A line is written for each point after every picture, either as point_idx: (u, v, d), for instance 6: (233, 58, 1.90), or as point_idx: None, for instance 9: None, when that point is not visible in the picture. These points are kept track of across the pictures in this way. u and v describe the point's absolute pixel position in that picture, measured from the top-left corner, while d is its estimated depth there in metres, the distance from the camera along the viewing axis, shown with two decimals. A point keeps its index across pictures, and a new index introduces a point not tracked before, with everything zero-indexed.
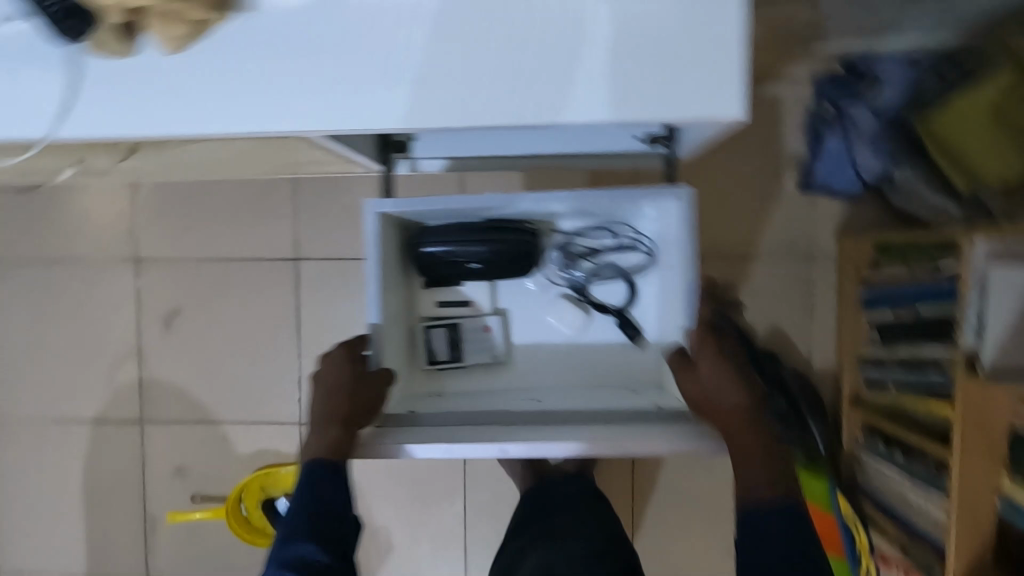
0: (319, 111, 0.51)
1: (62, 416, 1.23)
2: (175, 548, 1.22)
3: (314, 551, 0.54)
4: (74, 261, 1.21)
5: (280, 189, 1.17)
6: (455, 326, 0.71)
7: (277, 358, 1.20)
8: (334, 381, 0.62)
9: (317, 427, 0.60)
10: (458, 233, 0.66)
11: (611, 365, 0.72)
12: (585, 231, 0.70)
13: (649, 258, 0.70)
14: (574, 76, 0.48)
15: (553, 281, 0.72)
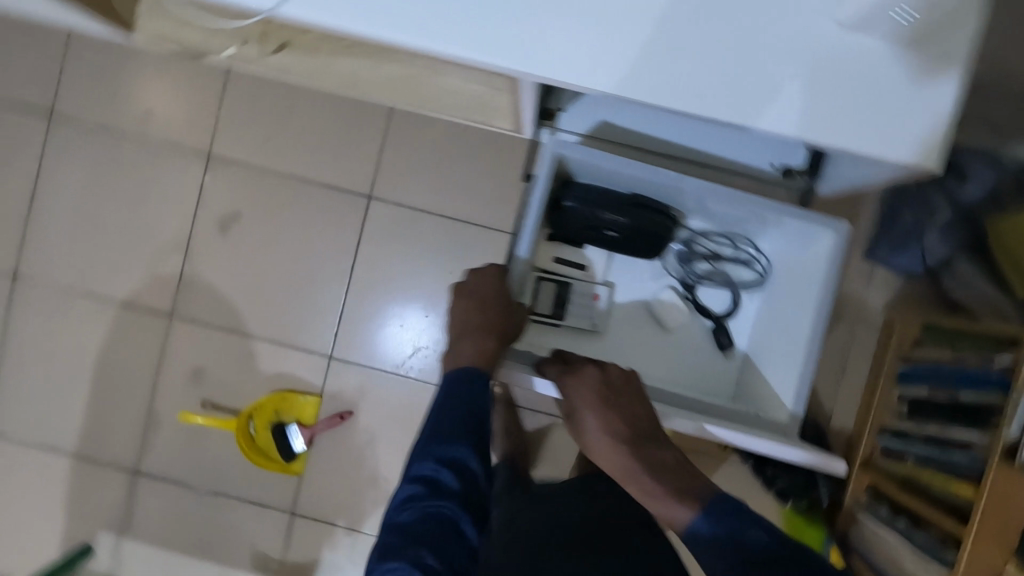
0: (538, 56, 0.53)
1: (92, 289, 1.20)
2: (172, 448, 1.21)
3: (466, 453, 0.59)
4: (148, 140, 1.20)
5: (372, 125, 1.18)
6: (567, 286, 0.74)
7: (325, 287, 1.20)
8: (489, 296, 0.68)
9: (472, 333, 0.65)
10: (609, 198, 0.69)
11: (696, 365, 0.76)
12: (711, 235, 0.75)
13: (760, 278, 0.75)
14: (782, 90, 0.53)
15: (666, 270, 0.76)
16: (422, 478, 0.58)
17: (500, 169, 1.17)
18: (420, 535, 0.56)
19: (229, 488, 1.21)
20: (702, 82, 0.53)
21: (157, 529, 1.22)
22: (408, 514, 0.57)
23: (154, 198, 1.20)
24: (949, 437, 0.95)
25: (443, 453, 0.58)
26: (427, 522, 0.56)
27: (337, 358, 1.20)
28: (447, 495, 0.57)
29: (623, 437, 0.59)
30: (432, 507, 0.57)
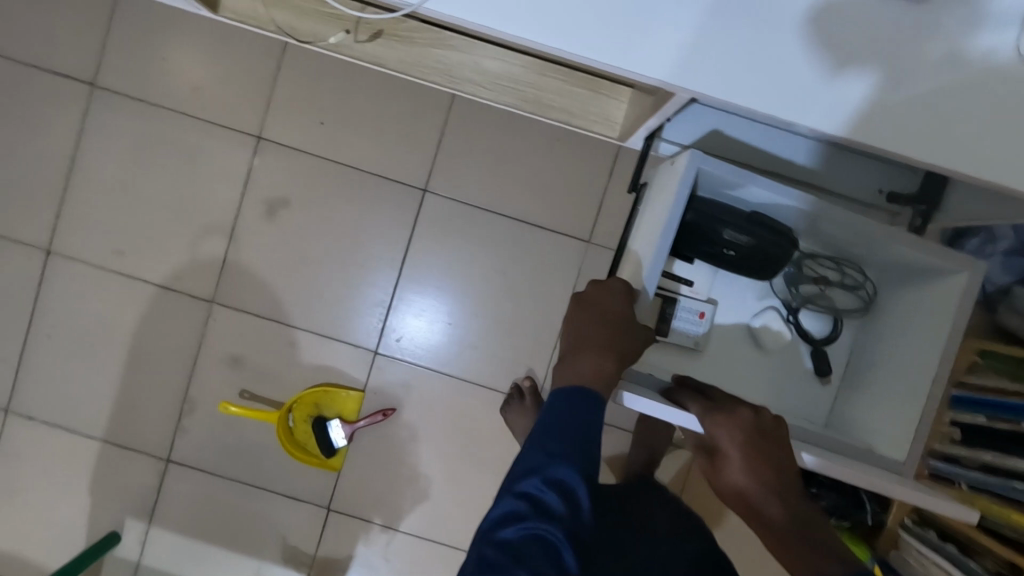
0: (606, 43, 0.56)
1: (129, 269, 1.16)
2: (207, 437, 1.17)
3: (572, 479, 0.62)
4: (194, 117, 1.15)
5: (432, 116, 1.14)
6: (673, 300, 0.77)
7: (372, 280, 1.16)
8: (615, 315, 0.71)
9: (595, 352, 0.68)
10: (734, 218, 0.72)
11: (792, 387, 0.82)
12: (821, 257, 0.82)
13: (863, 307, 0.82)
14: (819, 91, 0.57)
15: (772, 291, 0.82)
16: (529, 495, 0.61)
17: (560, 170, 1.14)
18: (522, 553, 0.58)
19: (262, 481, 1.18)
20: (789, 85, 0.57)
21: (186, 519, 1.18)
22: (511, 531, 0.59)
23: (198, 178, 1.15)
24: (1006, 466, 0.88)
25: (552, 475, 0.62)
26: (527, 540, 0.58)
27: (382, 354, 1.16)
28: (551, 517, 0.60)
29: (768, 491, 0.59)
30: (534, 527, 0.59)
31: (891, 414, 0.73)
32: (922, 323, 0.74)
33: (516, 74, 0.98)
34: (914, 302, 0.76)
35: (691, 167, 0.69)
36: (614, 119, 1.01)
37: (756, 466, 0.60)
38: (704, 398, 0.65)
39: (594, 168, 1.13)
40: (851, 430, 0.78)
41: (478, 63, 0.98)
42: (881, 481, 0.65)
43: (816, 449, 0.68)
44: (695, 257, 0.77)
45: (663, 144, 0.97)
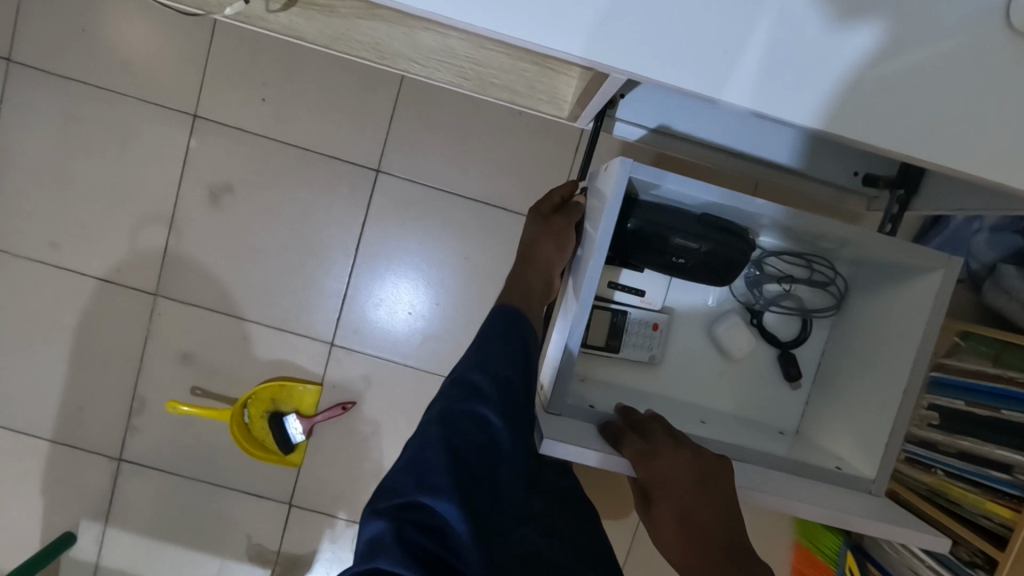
0: (514, 15, 0.50)
1: (64, 262, 1.08)
2: (160, 436, 1.12)
3: (513, 370, 0.63)
4: (123, 94, 1.05)
5: (382, 90, 1.05)
6: (622, 315, 0.77)
7: (326, 271, 1.09)
8: (535, 236, 0.80)
9: (525, 268, 0.78)
10: (684, 225, 0.69)
11: (759, 398, 0.80)
12: (784, 255, 0.79)
13: (834, 305, 0.80)
14: (740, 62, 0.51)
15: (734, 295, 0.81)
16: (470, 382, 0.62)
17: (522, 148, 1.07)
18: (456, 433, 0.59)
19: (221, 479, 1.13)
20: (726, 59, 0.51)
21: (145, 519, 1.14)
22: (451, 413, 0.60)
23: (133, 161, 1.07)
24: (983, 453, 0.83)
25: (495, 367, 0.63)
26: (462, 419, 0.60)
27: (339, 345, 1.11)
28: (486, 400, 0.61)
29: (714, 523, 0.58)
30: (469, 409, 0.60)
31: (855, 429, 0.71)
32: (887, 330, 0.71)
33: (457, 50, 1.01)
34: (881, 303, 0.73)
35: (622, 175, 0.63)
36: (562, 98, 1.02)
37: (687, 500, 0.59)
38: (636, 438, 0.63)
39: (558, 147, 1.06)
40: (818, 443, 0.76)
41: (412, 37, 1.01)
42: (843, 514, 0.61)
43: (765, 476, 0.65)
44: (645, 266, 0.74)
45: (618, 124, 0.89)
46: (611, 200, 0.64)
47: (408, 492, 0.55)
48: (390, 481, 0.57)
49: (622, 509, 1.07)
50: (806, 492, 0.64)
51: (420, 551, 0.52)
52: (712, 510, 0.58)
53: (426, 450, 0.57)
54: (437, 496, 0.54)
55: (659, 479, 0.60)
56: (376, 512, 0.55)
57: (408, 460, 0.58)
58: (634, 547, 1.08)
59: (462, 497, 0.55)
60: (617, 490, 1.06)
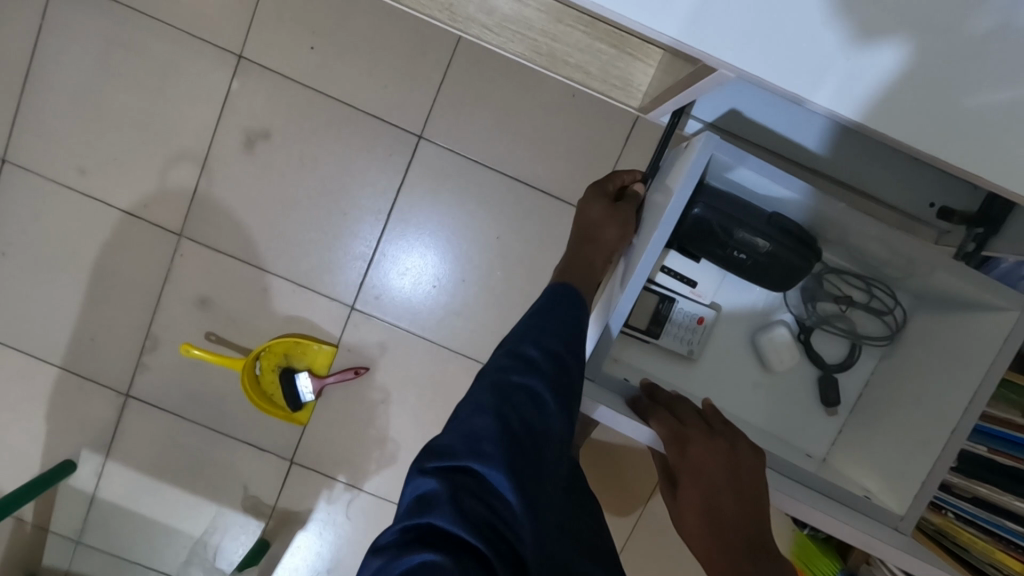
0: None
1: (92, 190, 1.06)
2: (171, 377, 1.11)
3: (562, 346, 0.60)
4: (168, 25, 1.02)
5: (435, 53, 1.02)
6: (671, 302, 0.76)
7: (356, 232, 1.07)
8: (592, 214, 0.79)
9: (579, 245, 0.76)
10: (751, 220, 0.67)
11: (788, 417, 0.79)
12: (845, 275, 0.78)
13: (888, 337, 0.77)
14: (833, 62, 0.48)
15: (787, 305, 0.79)
16: (521, 354, 0.60)
17: (572, 133, 1.03)
18: (510, 400, 0.56)
19: (227, 427, 1.12)
20: (819, 59, 0.48)
21: (145, 457, 1.13)
22: (504, 380, 0.58)
23: (170, 96, 1.04)
24: (998, 502, 0.81)
25: (545, 342, 0.60)
26: (517, 391, 0.57)
27: (359, 310, 1.09)
28: (537, 375, 0.58)
29: (741, 515, 0.57)
30: (523, 382, 0.57)
31: (887, 460, 0.70)
32: (939, 365, 0.69)
33: (532, 21, 0.96)
34: (939, 337, 0.71)
35: (704, 151, 0.61)
36: (636, 87, 0.99)
37: (716, 493, 0.59)
38: (670, 416, 0.63)
39: (610, 137, 1.03)
40: (845, 474, 0.74)
41: (488, 3, 0.96)
42: (856, 533, 0.60)
43: (787, 482, 0.65)
44: (702, 255, 0.71)
45: (690, 122, 0.89)
46: (688, 176, 0.63)
47: (460, 456, 0.53)
48: (443, 440, 0.55)
49: (621, 503, 1.06)
50: (827, 507, 0.63)
51: (476, 512, 0.49)
52: (739, 508, 0.58)
53: (478, 417, 0.55)
54: (489, 463, 0.52)
55: (690, 466, 0.60)
56: (429, 470, 0.52)
57: (458, 425, 0.55)
58: (626, 547, 1.07)
59: (514, 466, 0.52)
60: (619, 487, 1.06)
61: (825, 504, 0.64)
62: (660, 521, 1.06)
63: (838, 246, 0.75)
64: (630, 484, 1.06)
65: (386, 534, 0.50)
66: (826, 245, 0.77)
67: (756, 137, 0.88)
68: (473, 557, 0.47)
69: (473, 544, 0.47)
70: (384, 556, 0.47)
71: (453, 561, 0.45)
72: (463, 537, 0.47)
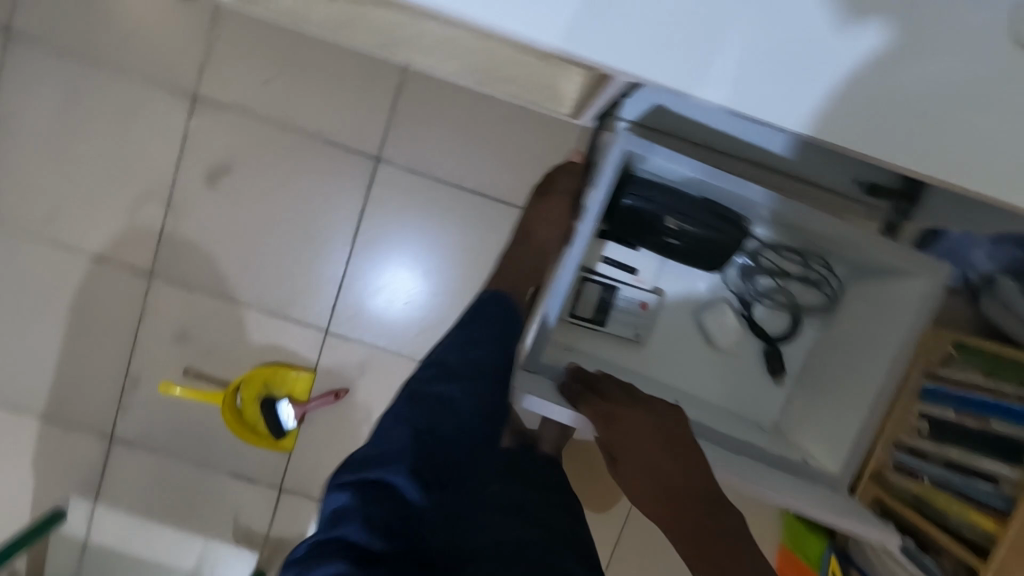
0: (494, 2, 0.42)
1: (61, 237, 1.08)
2: (153, 416, 1.12)
3: (482, 355, 0.66)
4: (124, 69, 1.04)
5: (386, 76, 1.04)
6: (612, 290, 0.78)
7: (324, 256, 1.09)
8: (537, 219, 0.85)
9: (525, 250, 0.84)
10: (676, 204, 0.69)
11: (735, 392, 0.82)
12: (782, 248, 0.78)
13: (826, 303, 0.80)
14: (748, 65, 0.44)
15: (726, 284, 0.81)
16: (440, 367, 0.65)
17: (526, 141, 1.06)
18: (427, 409, 0.61)
19: (212, 462, 1.13)
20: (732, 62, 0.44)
21: (134, 497, 1.14)
22: (422, 391, 0.63)
23: (131, 138, 1.06)
24: (970, 464, 0.90)
25: (464, 350, 0.66)
26: (434, 401, 0.62)
27: (332, 333, 1.10)
28: (455, 385, 0.63)
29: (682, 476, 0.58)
30: (441, 392, 0.62)
31: (827, 426, 0.73)
32: (873, 332, 0.72)
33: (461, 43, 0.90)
34: (868, 302, 0.74)
35: (617, 152, 0.64)
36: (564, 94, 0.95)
37: (654, 460, 0.59)
38: (595, 397, 0.64)
39: (564, 142, 1.06)
40: (790, 439, 0.78)
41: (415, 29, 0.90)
42: (791, 500, 0.63)
43: (734, 459, 0.68)
44: (636, 241, 0.74)
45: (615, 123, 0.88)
46: (606, 175, 0.66)
47: (372, 467, 0.55)
48: (361, 453, 0.58)
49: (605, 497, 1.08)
50: (781, 484, 0.66)
51: (386, 520, 0.52)
52: (688, 472, 0.58)
53: (394, 430, 0.59)
54: (397, 471, 0.54)
55: (623, 436, 0.61)
56: (343, 484, 0.55)
57: (376, 439, 0.59)
58: (612, 562, 1.10)
59: (422, 472, 0.55)
60: (603, 482, 1.07)
61: (774, 477, 0.67)
62: (641, 531, 1.10)
63: (779, 223, 0.73)
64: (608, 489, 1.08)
65: (301, 549, 0.53)
66: (755, 222, 0.76)
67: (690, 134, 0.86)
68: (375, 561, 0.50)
69: (380, 551, 0.50)
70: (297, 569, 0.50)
71: (353, 565, 0.48)
72: (364, 543, 0.50)
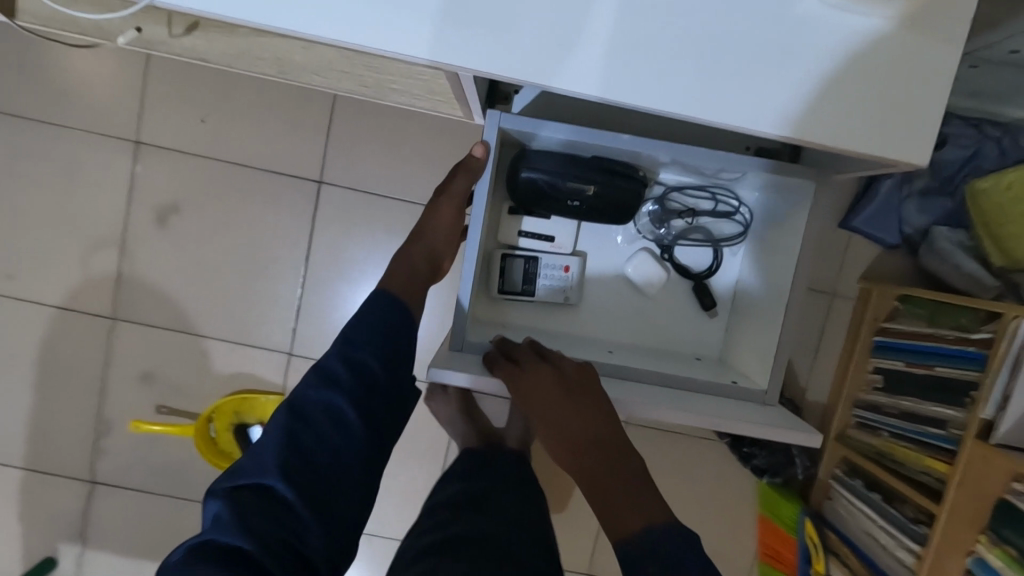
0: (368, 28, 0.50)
1: (23, 293, 1.11)
2: (130, 456, 1.14)
3: (367, 356, 0.66)
4: (67, 126, 1.08)
5: (317, 102, 1.08)
6: (534, 259, 0.81)
7: (278, 282, 1.12)
8: (440, 223, 0.78)
9: (430, 257, 0.77)
10: (568, 167, 0.73)
11: (670, 336, 0.84)
12: (686, 188, 0.81)
13: (741, 230, 0.82)
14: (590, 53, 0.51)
15: (641, 233, 0.83)
16: (322, 369, 0.66)
17: (460, 149, 1.09)
18: (305, 414, 0.64)
19: (192, 494, 1.16)
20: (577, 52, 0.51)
21: (120, 538, 1.16)
22: (303, 397, 0.65)
23: (80, 190, 1.09)
24: (922, 412, 0.91)
25: (348, 352, 0.66)
26: (314, 406, 0.64)
27: (297, 355, 1.13)
28: (338, 390, 0.65)
29: (586, 431, 0.65)
30: (323, 397, 0.65)
31: (755, 348, 0.76)
32: (780, 252, 0.74)
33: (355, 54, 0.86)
34: (776, 224, 0.77)
35: (492, 128, 0.68)
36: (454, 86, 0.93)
37: (563, 419, 0.65)
38: (510, 362, 0.68)
39: None
40: (731, 365, 0.80)
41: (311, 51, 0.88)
42: (710, 417, 0.65)
43: (660, 394, 0.69)
44: (544, 209, 0.76)
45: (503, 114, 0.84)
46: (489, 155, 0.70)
47: (248, 474, 0.62)
48: (239, 462, 0.63)
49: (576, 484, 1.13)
50: (716, 408, 0.68)
51: (257, 524, 0.59)
52: (594, 429, 0.65)
53: (271, 436, 0.63)
54: (271, 475, 0.61)
55: (535, 399, 0.66)
56: (220, 491, 0.62)
57: (255, 446, 0.64)
58: (596, 552, 1.16)
59: (295, 474, 0.61)
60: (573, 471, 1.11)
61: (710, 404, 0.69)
62: None
63: (673, 166, 0.76)
64: (572, 488, 1.13)
65: (179, 552, 0.59)
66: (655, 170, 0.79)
67: (575, 118, 0.78)
68: (249, 561, 0.57)
69: (247, 551, 0.58)
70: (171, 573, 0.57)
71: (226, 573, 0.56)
72: (243, 548, 0.58)
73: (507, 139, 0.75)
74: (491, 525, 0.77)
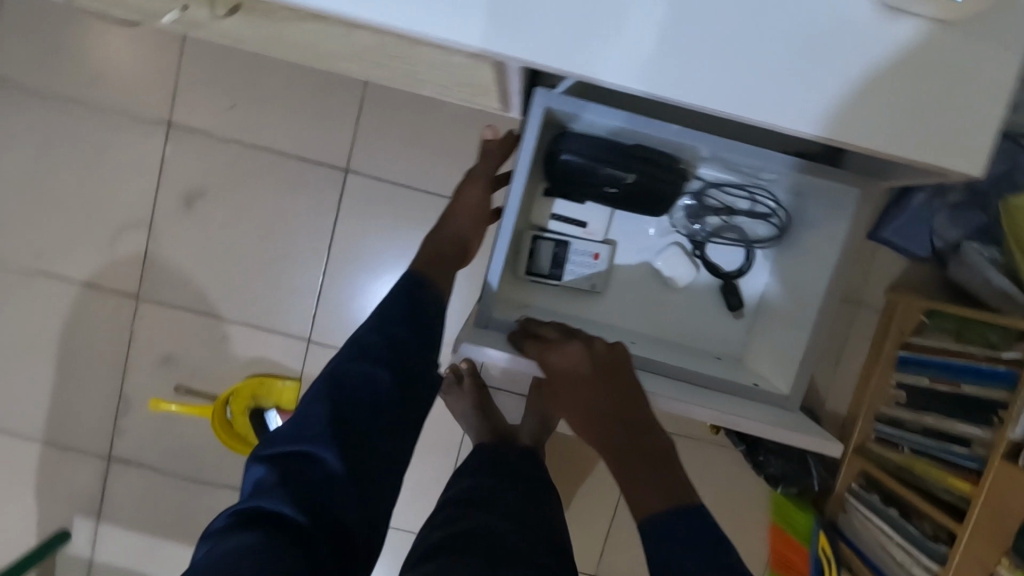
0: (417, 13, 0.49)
1: (50, 269, 1.12)
2: (147, 434, 1.15)
3: (404, 330, 0.67)
4: (100, 105, 1.09)
5: (348, 92, 1.08)
6: (564, 244, 0.80)
7: (301, 268, 1.12)
8: (470, 204, 0.82)
9: (456, 236, 0.80)
10: (607, 155, 0.72)
11: (693, 331, 0.84)
12: (726, 186, 0.79)
13: (775, 234, 0.80)
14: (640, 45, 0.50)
15: (675, 226, 0.83)
16: (361, 342, 0.67)
17: None
18: (346, 386, 0.64)
19: (205, 475, 1.17)
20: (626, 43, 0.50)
21: (133, 515, 1.18)
22: (342, 369, 0.65)
23: (110, 169, 1.11)
24: (946, 429, 0.88)
25: (386, 326, 0.67)
26: (353, 378, 0.65)
27: (316, 340, 1.14)
28: (379, 363, 0.65)
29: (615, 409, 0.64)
30: (363, 370, 0.65)
31: (779, 352, 0.76)
32: (816, 257, 0.73)
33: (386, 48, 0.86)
34: (812, 230, 0.75)
35: (537, 108, 0.66)
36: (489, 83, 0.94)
37: (589, 396, 0.64)
38: (540, 341, 0.67)
39: None
40: (751, 368, 0.80)
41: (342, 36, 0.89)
42: (727, 415, 0.64)
43: (683, 390, 0.69)
44: (581, 192, 0.77)
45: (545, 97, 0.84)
46: (531, 134, 0.68)
47: (290, 443, 0.62)
48: (279, 431, 0.64)
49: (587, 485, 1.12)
50: (743, 409, 0.67)
51: (301, 492, 0.59)
52: (622, 407, 0.64)
53: (312, 406, 0.63)
54: (315, 444, 0.61)
55: (563, 376, 0.65)
56: (263, 458, 0.62)
57: (295, 416, 0.64)
58: (605, 553, 1.15)
59: (338, 443, 0.62)
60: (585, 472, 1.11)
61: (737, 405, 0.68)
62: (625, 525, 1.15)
63: (714, 162, 0.75)
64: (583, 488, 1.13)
65: (221, 518, 0.60)
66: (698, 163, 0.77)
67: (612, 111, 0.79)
68: (296, 529, 0.57)
69: (293, 517, 0.58)
70: (215, 538, 0.57)
71: (271, 535, 0.56)
72: (288, 513, 0.58)
73: (550, 120, 0.73)
74: (499, 523, 0.75)
